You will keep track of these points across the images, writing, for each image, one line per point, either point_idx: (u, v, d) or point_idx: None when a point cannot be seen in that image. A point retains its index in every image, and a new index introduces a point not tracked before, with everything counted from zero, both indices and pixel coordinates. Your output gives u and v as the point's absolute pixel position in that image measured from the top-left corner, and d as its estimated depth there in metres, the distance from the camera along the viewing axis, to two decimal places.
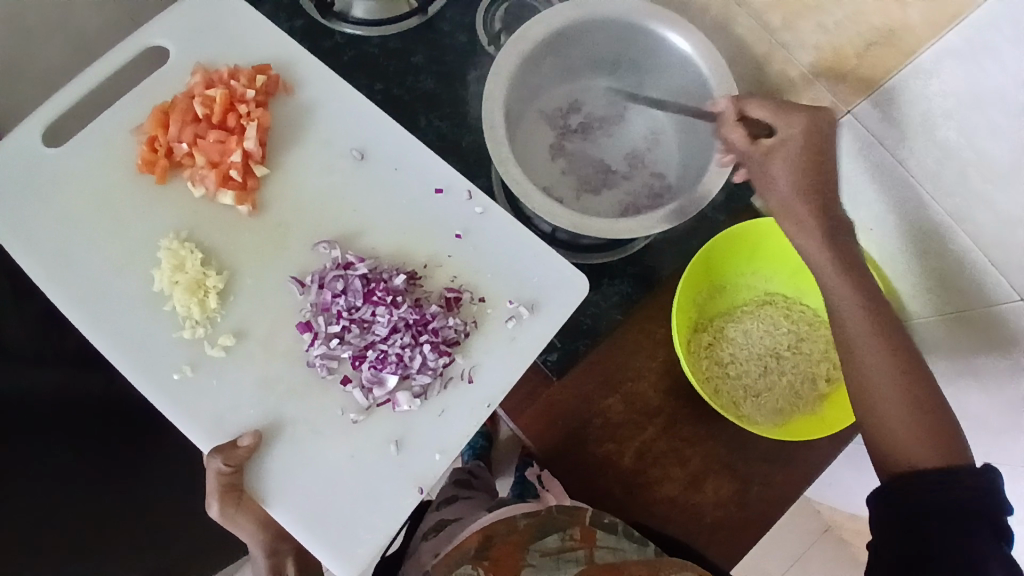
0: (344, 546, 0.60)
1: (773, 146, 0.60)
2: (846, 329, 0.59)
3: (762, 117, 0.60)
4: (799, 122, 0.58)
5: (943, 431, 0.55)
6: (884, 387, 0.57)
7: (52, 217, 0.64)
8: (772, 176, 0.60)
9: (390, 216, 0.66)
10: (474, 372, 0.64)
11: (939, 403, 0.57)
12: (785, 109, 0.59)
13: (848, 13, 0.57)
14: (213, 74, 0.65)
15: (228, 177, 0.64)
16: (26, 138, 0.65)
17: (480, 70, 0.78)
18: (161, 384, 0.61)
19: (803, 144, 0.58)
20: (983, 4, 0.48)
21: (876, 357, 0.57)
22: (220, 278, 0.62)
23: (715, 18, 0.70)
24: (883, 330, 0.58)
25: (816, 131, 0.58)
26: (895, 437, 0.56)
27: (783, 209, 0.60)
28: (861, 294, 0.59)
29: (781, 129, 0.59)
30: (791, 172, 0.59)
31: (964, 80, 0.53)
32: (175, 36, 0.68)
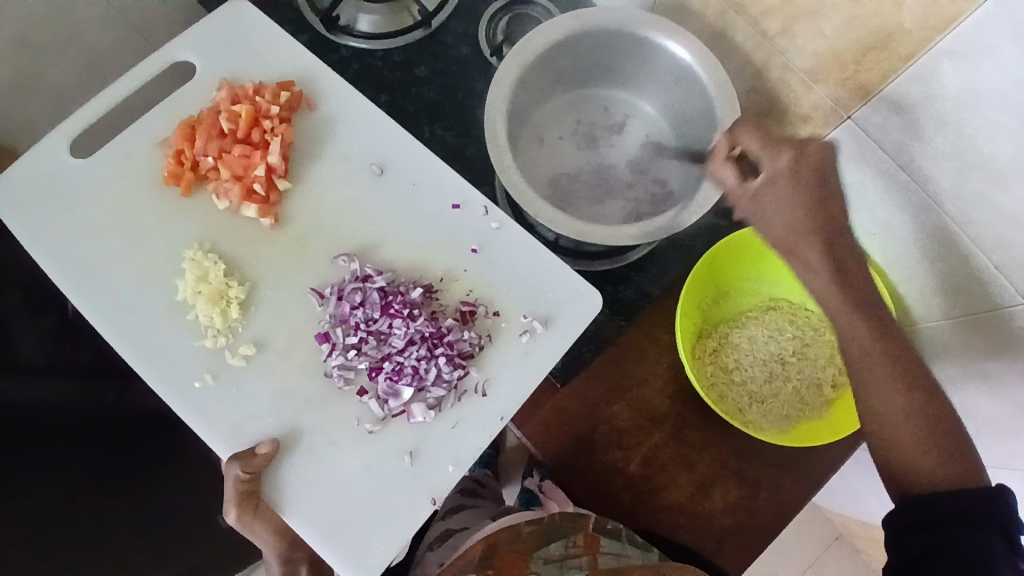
0: (360, 553, 0.61)
1: (764, 180, 0.59)
2: (856, 356, 0.59)
3: (753, 148, 0.60)
4: (785, 153, 0.58)
5: (954, 453, 0.55)
6: (892, 414, 0.57)
7: (71, 232, 0.65)
8: (765, 209, 0.59)
9: (404, 228, 0.67)
10: (488, 386, 0.65)
11: (952, 427, 0.56)
12: (773, 142, 0.59)
13: (846, 17, 0.58)
14: (238, 89, 0.67)
15: (252, 191, 0.65)
16: (42, 155, 0.66)
17: (484, 81, 0.80)
18: (183, 393, 0.62)
19: (792, 177, 0.58)
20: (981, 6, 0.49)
21: (886, 385, 0.57)
22: (242, 288, 0.63)
23: (713, 25, 0.72)
24: (893, 358, 0.57)
25: (809, 163, 0.57)
26: (905, 460, 0.56)
27: (787, 248, 0.60)
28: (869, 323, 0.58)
29: (766, 163, 0.59)
30: (785, 206, 0.58)
31: (960, 81, 0.54)
32: (199, 49, 0.69)
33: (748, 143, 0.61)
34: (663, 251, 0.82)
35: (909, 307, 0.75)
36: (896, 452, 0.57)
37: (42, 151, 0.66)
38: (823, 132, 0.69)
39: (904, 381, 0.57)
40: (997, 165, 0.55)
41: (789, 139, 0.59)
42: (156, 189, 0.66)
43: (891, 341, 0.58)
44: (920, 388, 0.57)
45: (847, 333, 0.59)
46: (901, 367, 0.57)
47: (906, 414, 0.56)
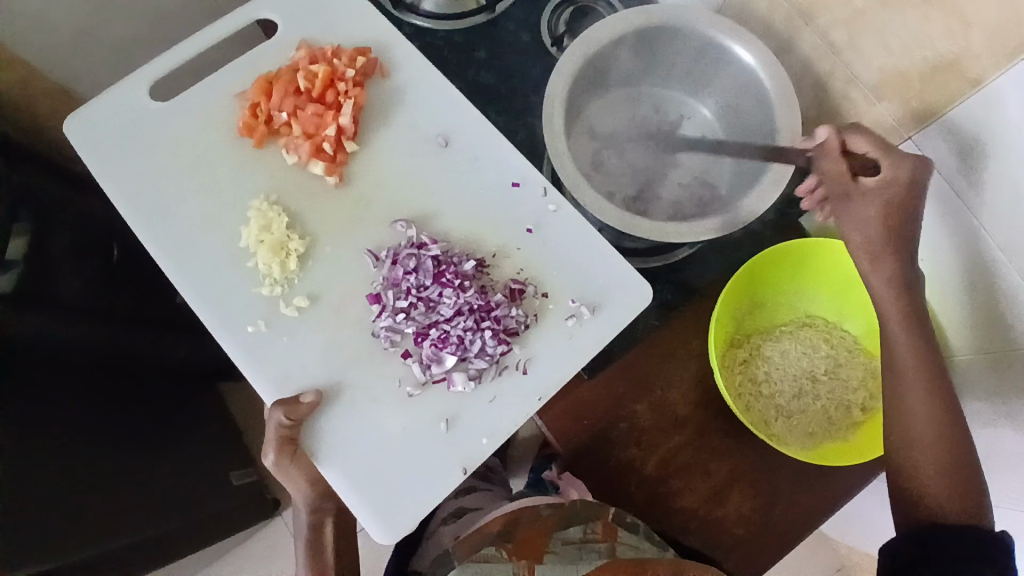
0: (386, 512, 0.63)
1: (875, 188, 0.60)
2: (901, 371, 0.64)
3: (869, 151, 0.60)
4: (908, 165, 0.58)
5: (967, 487, 0.61)
6: (922, 438, 0.62)
7: (141, 173, 0.67)
8: (864, 216, 0.61)
9: (461, 202, 0.69)
10: (529, 364, 0.67)
11: (970, 463, 0.62)
12: (893, 149, 0.59)
13: (914, 34, 0.59)
14: (317, 51, 0.69)
15: (321, 149, 0.67)
16: (119, 97, 0.69)
17: (542, 69, 0.81)
18: (235, 336, 0.64)
19: (906, 190, 0.59)
20: None
21: (921, 408, 0.62)
22: (303, 242, 0.65)
23: (778, 33, 0.72)
24: (934, 382, 0.62)
25: (921, 179, 0.58)
26: (923, 485, 0.62)
27: (869, 254, 0.62)
28: (919, 340, 0.63)
29: (885, 170, 0.59)
30: (883, 220, 0.60)
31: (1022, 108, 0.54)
32: (279, 9, 0.72)
33: (858, 145, 0.61)
34: (701, 256, 0.82)
35: (947, 337, 0.74)
36: (917, 476, 0.62)
37: (118, 95, 0.69)
38: None
39: (940, 407, 0.62)
40: None
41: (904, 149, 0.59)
42: (224, 141, 0.68)
43: (936, 367, 0.63)
44: (951, 419, 0.62)
45: (898, 348, 0.64)
46: (938, 392, 0.62)
47: (934, 439, 0.62)
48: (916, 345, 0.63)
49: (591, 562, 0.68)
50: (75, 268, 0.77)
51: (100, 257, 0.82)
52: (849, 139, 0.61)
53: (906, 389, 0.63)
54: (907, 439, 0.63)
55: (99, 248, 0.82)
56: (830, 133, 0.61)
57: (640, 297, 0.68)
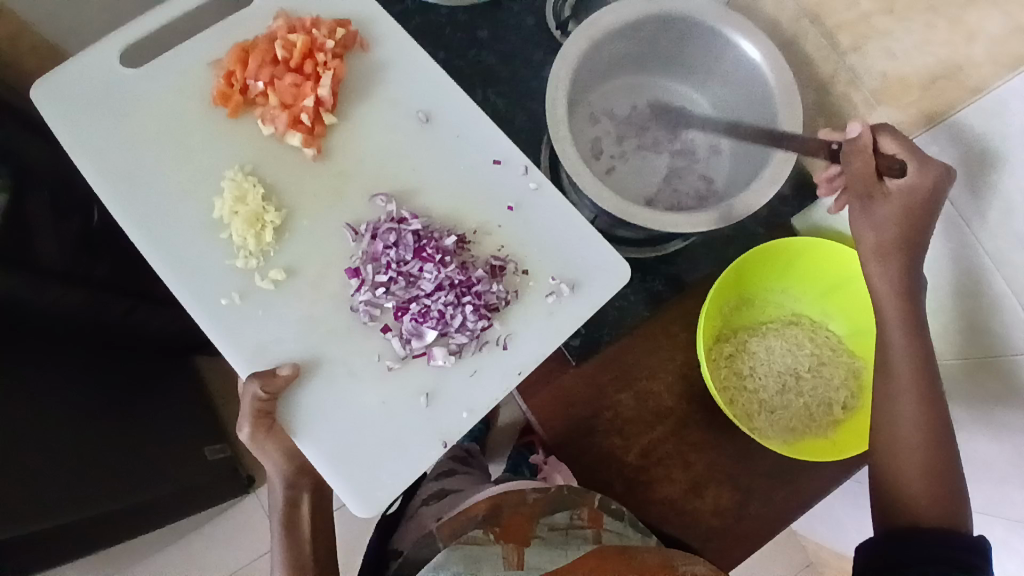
0: (365, 487, 0.63)
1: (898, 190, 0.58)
2: (893, 374, 0.64)
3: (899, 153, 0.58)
4: (932, 171, 0.57)
5: (948, 495, 0.61)
6: (909, 440, 0.62)
7: (123, 138, 0.66)
8: (882, 219, 0.61)
9: (446, 179, 0.67)
10: (510, 340, 0.66)
11: (952, 472, 0.62)
12: (921, 155, 0.57)
13: (918, 42, 0.57)
14: (295, 21, 0.67)
15: (298, 121, 0.66)
16: (107, 57, 0.67)
17: (543, 53, 0.80)
18: (210, 310, 0.63)
19: (927, 196, 0.57)
20: None
21: (910, 411, 0.62)
22: (279, 214, 0.64)
23: (784, 32, 0.70)
24: (926, 386, 0.62)
25: (942, 189, 0.57)
26: (905, 489, 0.62)
27: (880, 251, 0.62)
28: (913, 346, 0.63)
29: (909, 173, 0.57)
30: (900, 224, 0.60)
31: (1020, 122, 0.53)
32: None
33: (889, 146, 0.59)
34: (693, 251, 0.81)
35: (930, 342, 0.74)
36: (900, 479, 0.62)
37: (106, 56, 0.67)
38: None
39: (928, 412, 0.62)
40: None
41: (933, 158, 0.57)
42: (211, 109, 0.67)
43: (930, 373, 0.63)
44: (936, 426, 0.62)
45: (893, 351, 0.64)
46: (927, 398, 0.62)
47: (919, 443, 0.62)
48: (911, 349, 0.63)
49: (578, 547, 0.67)
50: (56, 226, 0.76)
51: (78, 219, 0.81)
52: (880, 140, 0.60)
53: (897, 391, 0.63)
54: (894, 441, 0.63)
55: (75, 208, 0.80)
56: (865, 127, 0.59)
57: (620, 276, 0.68)
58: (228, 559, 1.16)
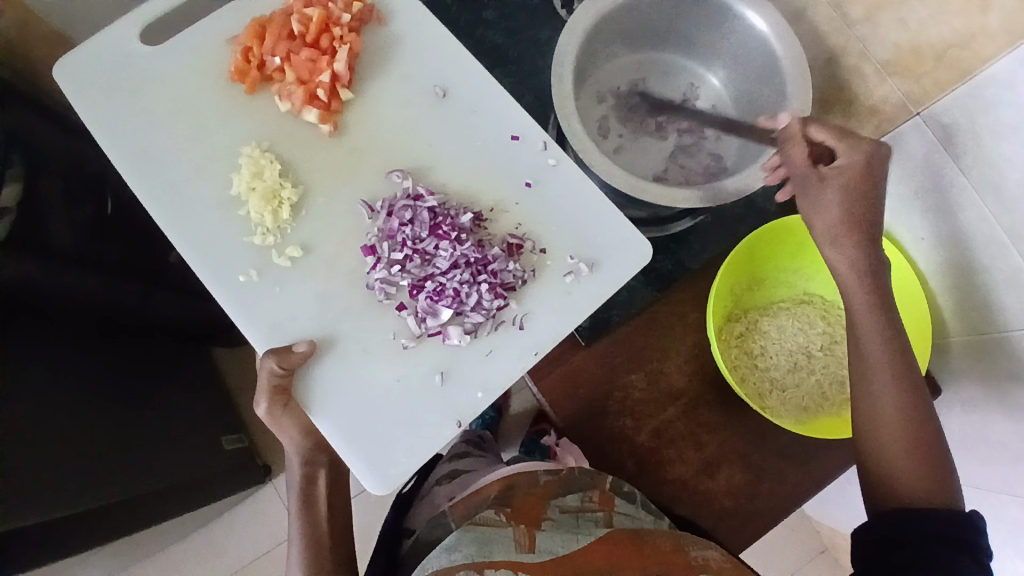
0: (379, 465, 0.64)
1: (833, 172, 0.61)
2: (868, 357, 0.63)
3: (829, 139, 0.61)
4: (862, 149, 0.59)
5: (936, 471, 0.61)
6: (888, 422, 0.62)
7: (139, 116, 0.67)
8: (825, 203, 0.61)
9: (461, 155, 0.68)
10: (526, 319, 0.66)
11: (938, 447, 0.62)
12: (849, 136, 0.60)
13: (934, 10, 0.57)
14: None
15: (315, 96, 0.66)
16: (117, 39, 0.67)
17: (550, 33, 0.80)
18: (228, 285, 0.64)
19: (860, 172, 0.60)
20: None
21: (887, 394, 0.62)
22: (295, 191, 0.65)
23: (793, 5, 0.70)
24: (899, 366, 0.62)
25: (876, 164, 0.59)
26: (891, 469, 0.62)
27: (829, 237, 0.62)
28: (885, 328, 0.62)
29: (843, 154, 0.60)
30: (845, 204, 0.61)
31: None
32: None
33: (819, 133, 0.61)
34: (703, 229, 0.81)
35: (944, 320, 0.74)
36: (885, 461, 0.62)
37: (116, 38, 0.67)
38: (889, 127, 0.67)
39: (906, 391, 0.62)
40: None
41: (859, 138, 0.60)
42: (223, 89, 0.67)
43: (902, 351, 0.63)
44: (917, 405, 0.62)
45: (865, 333, 0.63)
46: (903, 378, 0.62)
47: (900, 423, 0.62)
48: (882, 330, 0.62)
49: (590, 529, 0.66)
50: (68, 213, 0.77)
51: (92, 205, 0.81)
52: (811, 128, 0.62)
53: (872, 373, 0.63)
54: (874, 424, 0.63)
55: (89, 196, 0.81)
56: (793, 119, 0.62)
57: (641, 256, 0.68)
58: (245, 545, 1.17)
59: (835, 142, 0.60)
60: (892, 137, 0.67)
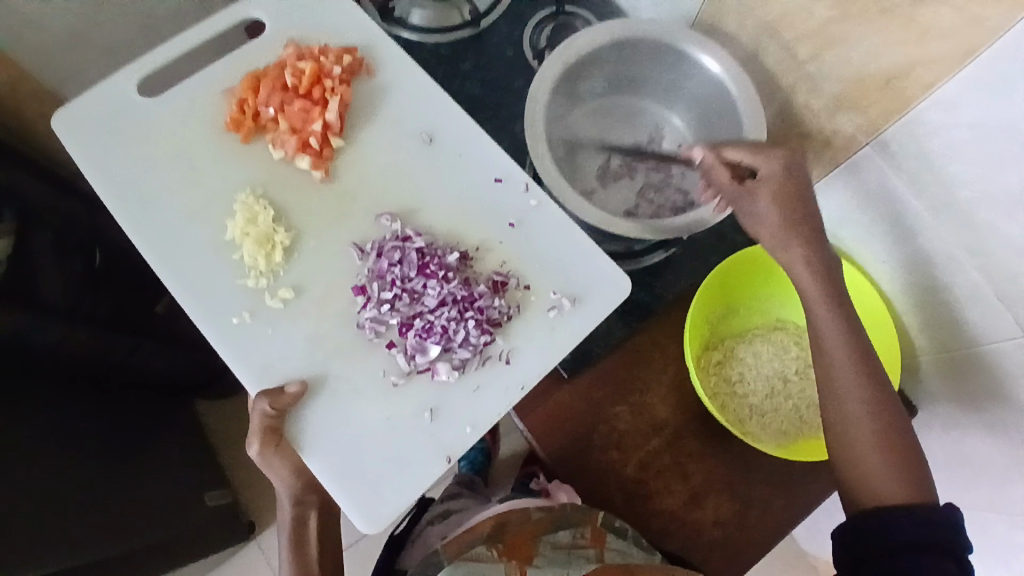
0: (369, 504, 0.63)
1: (758, 183, 0.66)
2: (832, 364, 0.65)
3: (744, 158, 0.66)
4: (777, 159, 0.64)
5: (910, 471, 0.61)
6: (859, 426, 0.63)
7: (134, 167, 0.69)
8: (761, 211, 0.66)
9: (446, 197, 0.71)
10: (512, 354, 0.68)
11: (910, 448, 0.62)
12: (762, 152, 0.65)
13: (875, 46, 0.61)
14: (304, 49, 0.71)
15: (307, 144, 0.69)
16: (110, 95, 0.70)
17: (523, 82, 0.84)
18: (221, 326, 0.65)
19: (783, 178, 0.65)
20: (1002, 36, 0.53)
21: (857, 399, 0.63)
22: (288, 235, 0.67)
23: (746, 50, 0.75)
24: (863, 369, 0.64)
25: (794, 168, 0.65)
26: (866, 472, 0.61)
27: (776, 244, 0.66)
28: (846, 334, 0.65)
29: (761, 168, 0.65)
30: (778, 209, 0.65)
31: (984, 106, 0.57)
32: (270, 11, 0.74)
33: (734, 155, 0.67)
34: (677, 261, 0.84)
35: (912, 340, 0.78)
36: (859, 465, 0.62)
37: (109, 95, 0.70)
38: (841, 157, 0.72)
39: (873, 394, 0.63)
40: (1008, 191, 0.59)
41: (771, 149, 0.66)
42: (213, 140, 0.70)
43: (865, 356, 0.64)
44: (887, 407, 0.63)
45: (827, 340, 0.65)
46: (869, 381, 0.63)
47: (871, 426, 0.62)
48: (842, 335, 0.65)
49: (580, 568, 0.67)
50: (58, 263, 0.78)
51: (80, 259, 0.82)
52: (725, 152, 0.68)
53: (837, 378, 0.64)
54: (846, 429, 0.63)
55: (79, 251, 0.82)
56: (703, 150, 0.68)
57: (621, 291, 0.70)
58: None
59: (751, 157, 0.66)
60: (848, 166, 0.72)
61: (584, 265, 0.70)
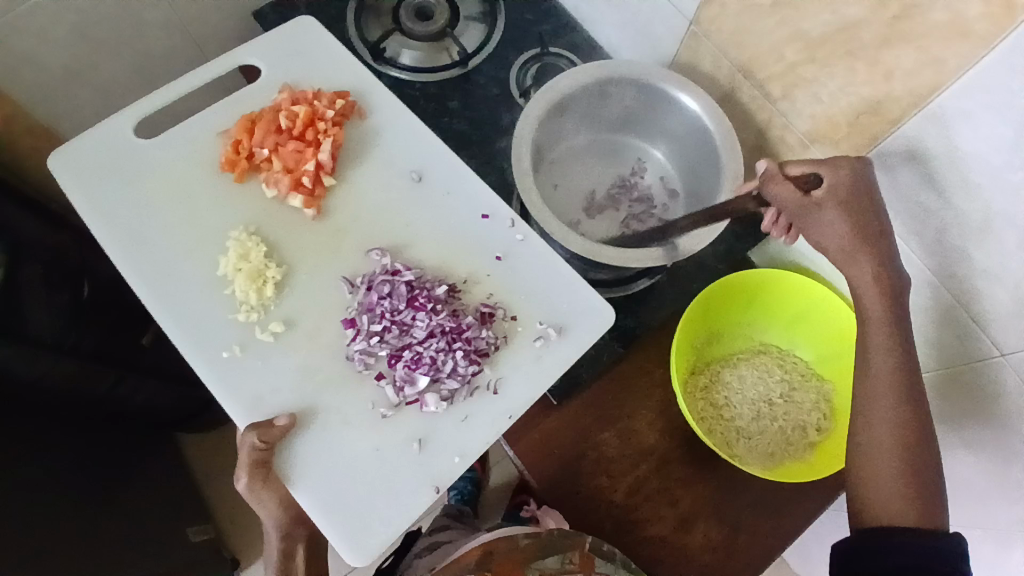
0: (356, 536, 0.64)
1: (825, 194, 0.62)
2: (873, 376, 0.63)
3: (807, 168, 0.63)
4: (844, 166, 0.62)
5: (925, 497, 0.59)
6: (885, 443, 0.61)
7: (129, 204, 0.70)
8: (830, 224, 0.62)
9: (435, 231, 0.73)
10: (499, 384, 0.69)
11: (929, 474, 0.60)
12: (827, 162, 0.63)
13: (842, 85, 0.65)
14: (298, 93, 0.74)
15: (299, 183, 0.71)
16: (107, 134, 0.72)
17: (509, 118, 0.87)
18: (211, 360, 0.66)
19: (849, 187, 0.62)
20: (962, 74, 0.55)
21: (889, 414, 0.61)
22: (280, 270, 0.68)
23: (722, 88, 0.79)
24: (906, 386, 0.62)
25: (863, 178, 0.62)
26: (880, 491, 0.60)
27: (846, 256, 0.62)
28: (893, 350, 0.62)
29: (827, 178, 0.62)
30: (846, 221, 0.61)
31: (944, 141, 0.59)
32: (266, 56, 0.77)
33: (796, 168, 0.63)
34: (661, 290, 0.86)
35: None
36: (876, 481, 0.60)
37: (107, 134, 0.72)
38: None
39: (909, 413, 0.61)
40: (970, 221, 0.60)
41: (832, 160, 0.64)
42: (207, 178, 0.72)
43: (911, 376, 0.62)
44: (915, 419, 0.61)
45: (875, 353, 0.63)
46: (907, 398, 0.62)
47: (897, 446, 0.60)
48: (892, 350, 0.62)
49: None
50: (46, 295, 0.77)
51: (68, 291, 0.80)
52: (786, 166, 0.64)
53: (876, 391, 0.62)
54: (868, 436, 0.62)
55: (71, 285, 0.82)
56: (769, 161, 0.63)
57: (605, 321, 0.72)
58: None
59: (815, 169, 0.63)
60: None
61: (570, 295, 0.72)
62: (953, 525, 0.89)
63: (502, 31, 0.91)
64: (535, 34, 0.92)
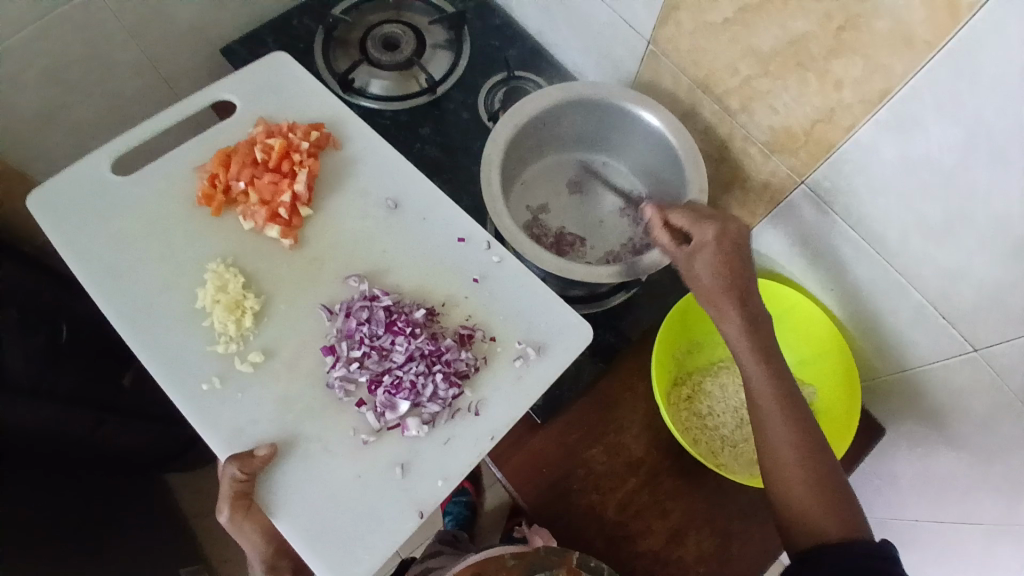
0: (341, 564, 0.63)
1: (694, 249, 0.67)
2: (762, 409, 0.64)
3: (684, 225, 0.68)
4: (713, 225, 0.66)
5: (842, 505, 0.60)
6: (790, 467, 0.61)
7: (103, 241, 0.71)
8: (698, 268, 0.66)
9: (411, 258, 0.73)
10: (481, 406, 0.69)
11: (842, 488, 0.61)
12: (702, 217, 0.67)
13: (794, 96, 0.67)
14: (273, 126, 0.75)
15: (276, 215, 0.72)
16: (79, 175, 0.73)
17: (480, 142, 0.89)
18: (188, 394, 0.65)
19: (717, 241, 0.66)
20: (907, 82, 0.57)
21: (785, 439, 0.62)
22: (257, 300, 0.69)
23: (684, 104, 0.81)
24: (793, 412, 0.63)
25: (728, 236, 0.66)
26: (799, 506, 0.60)
27: (708, 297, 0.67)
28: (777, 377, 0.64)
29: (698, 233, 0.67)
30: (712, 271, 0.65)
31: (896, 146, 0.61)
32: (241, 92, 0.78)
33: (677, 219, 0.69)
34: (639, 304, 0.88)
35: (869, 359, 0.81)
36: (792, 500, 0.61)
37: (78, 175, 0.73)
38: (780, 197, 0.77)
39: (802, 434, 0.63)
40: (930, 220, 0.62)
41: (710, 216, 0.67)
42: (183, 213, 0.72)
43: (794, 398, 0.64)
44: (809, 437, 0.63)
45: (756, 385, 0.65)
46: (799, 423, 0.63)
47: (802, 464, 0.61)
48: (772, 382, 0.64)
49: None
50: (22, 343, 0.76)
51: (44, 333, 0.80)
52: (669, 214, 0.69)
53: (768, 422, 0.63)
54: (774, 459, 0.63)
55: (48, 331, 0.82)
56: (651, 210, 0.69)
57: (583, 338, 0.72)
58: None
59: (692, 225, 0.67)
60: (786, 205, 0.77)
61: (548, 314, 0.72)
62: (947, 521, 0.89)
63: (468, 58, 0.93)
64: (501, 60, 0.94)
